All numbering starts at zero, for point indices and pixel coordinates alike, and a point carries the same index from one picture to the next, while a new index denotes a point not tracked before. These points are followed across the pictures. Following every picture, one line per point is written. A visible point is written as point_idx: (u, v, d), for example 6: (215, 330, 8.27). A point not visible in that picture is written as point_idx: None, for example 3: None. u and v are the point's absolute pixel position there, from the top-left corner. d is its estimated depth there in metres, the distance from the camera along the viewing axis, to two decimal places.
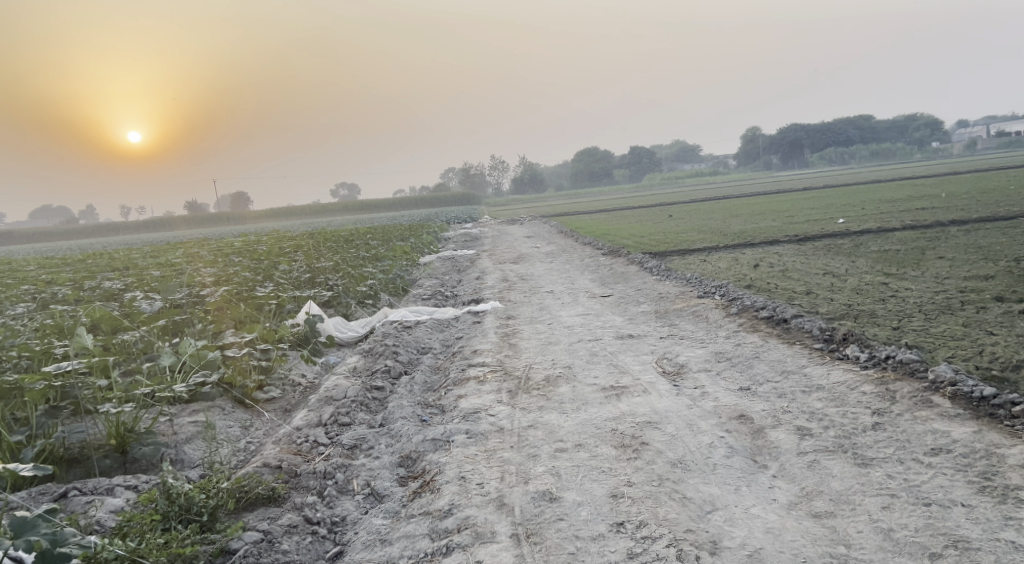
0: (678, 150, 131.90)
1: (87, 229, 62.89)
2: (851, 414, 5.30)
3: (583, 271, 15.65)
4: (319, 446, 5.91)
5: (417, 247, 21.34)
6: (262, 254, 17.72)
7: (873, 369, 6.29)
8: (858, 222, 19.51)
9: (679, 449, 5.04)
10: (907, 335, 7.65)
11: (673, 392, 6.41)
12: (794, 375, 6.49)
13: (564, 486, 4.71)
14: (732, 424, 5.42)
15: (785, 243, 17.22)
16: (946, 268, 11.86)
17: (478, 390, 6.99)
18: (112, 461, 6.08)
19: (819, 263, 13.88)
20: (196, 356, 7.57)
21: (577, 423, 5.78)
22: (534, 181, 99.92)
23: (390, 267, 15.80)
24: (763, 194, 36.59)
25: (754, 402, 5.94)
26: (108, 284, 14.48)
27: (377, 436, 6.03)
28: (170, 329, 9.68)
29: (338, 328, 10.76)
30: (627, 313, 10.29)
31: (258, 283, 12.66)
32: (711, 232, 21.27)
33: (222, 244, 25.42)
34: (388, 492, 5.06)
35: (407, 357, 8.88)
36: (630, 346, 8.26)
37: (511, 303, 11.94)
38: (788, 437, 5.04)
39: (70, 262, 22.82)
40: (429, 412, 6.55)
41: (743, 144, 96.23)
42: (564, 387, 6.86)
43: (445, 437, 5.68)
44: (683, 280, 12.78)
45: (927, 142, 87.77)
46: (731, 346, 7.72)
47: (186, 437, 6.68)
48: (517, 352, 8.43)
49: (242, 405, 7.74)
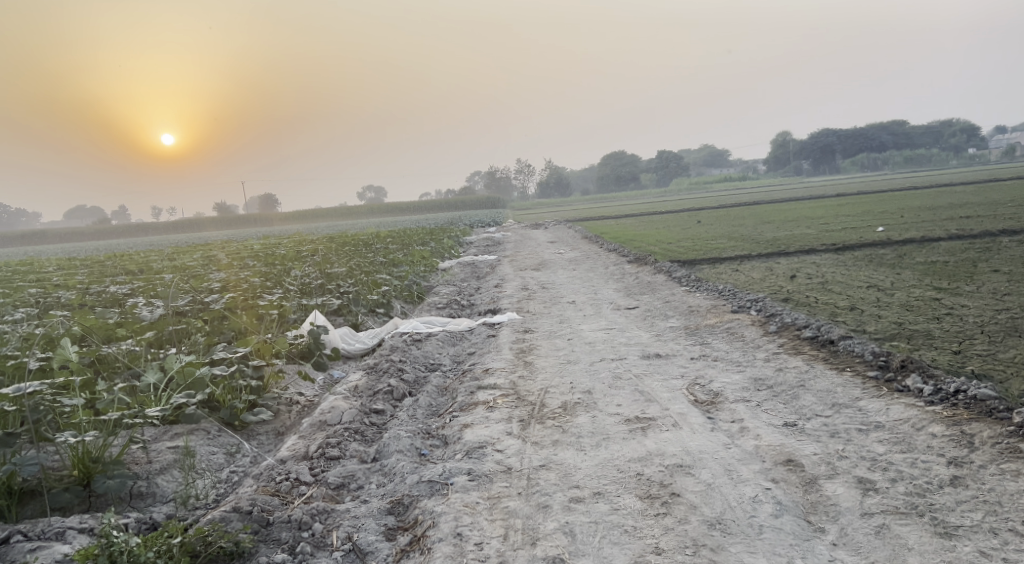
0: (706, 154, 130.49)
1: (116, 229, 63.20)
2: (921, 463, 4.49)
3: (608, 279, 14.84)
4: (300, 485, 5.16)
5: (437, 253, 20.64)
6: (277, 258, 17.06)
7: (941, 406, 5.45)
8: (900, 231, 18.55)
9: (716, 504, 4.26)
10: (972, 362, 6.80)
11: (707, 427, 5.60)
12: (847, 410, 5.66)
13: (578, 552, 3.99)
14: (778, 472, 4.60)
15: (821, 252, 16.31)
16: (1003, 283, 10.95)
17: (486, 418, 6.21)
18: (72, 495, 5.41)
19: (861, 275, 12.97)
20: (183, 373, 6.90)
21: (596, 464, 4.99)
22: (560, 185, 99.28)
23: (407, 273, 15.08)
24: (795, 199, 35.55)
25: (803, 443, 5.12)
26: (114, 288, 13.91)
27: (368, 474, 5.28)
28: (163, 340, 9.00)
29: (344, 339, 10.05)
30: (653, 329, 9.48)
31: (265, 290, 12.00)
32: (743, 239, 20.30)
33: (240, 246, 24.85)
34: (372, 549, 4.33)
35: (414, 375, 8.11)
36: (658, 367, 7.45)
37: (530, 315, 11.16)
38: (848, 492, 4.24)
39: (88, 263, 22.40)
40: (429, 445, 5.78)
41: (773, 150, 94.89)
42: (583, 416, 6.08)
43: (444, 479, 4.91)
44: (714, 291, 11.96)
45: (962, 149, 85.72)
46: (772, 372, 6.88)
47: (160, 467, 5.96)
48: (532, 372, 7.65)
49: (230, 428, 7.01)
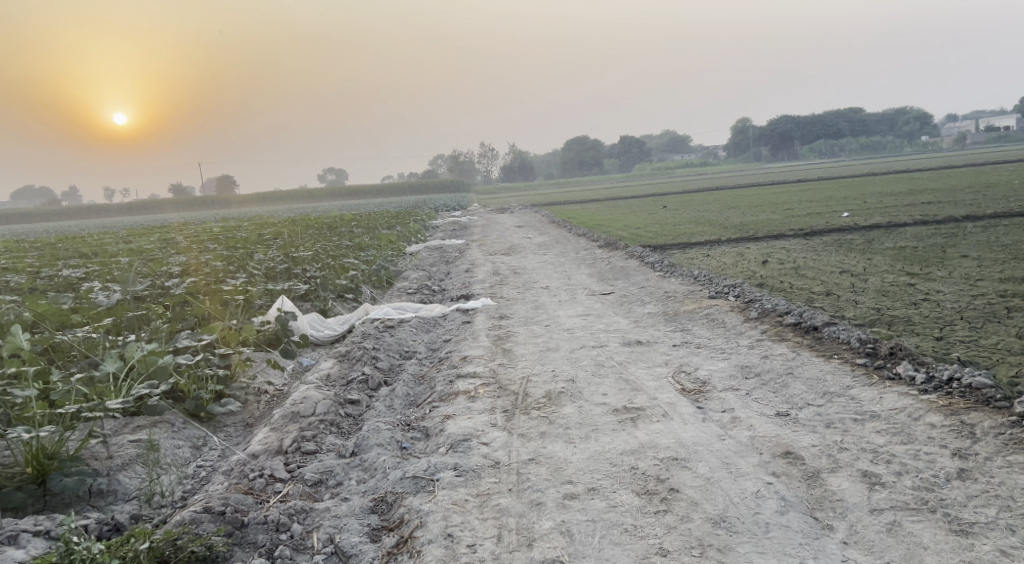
0: (668, 140, 131.04)
1: (68, 211, 61.47)
2: (924, 455, 4.38)
3: (580, 264, 14.65)
4: (275, 483, 4.88)
5: (403, 237, 20.25)
6: (238, 241, 16.55)
7: (935, 394, 5.35)
8: (865, 216, 18.65)
9: (718, 501, 4.12)
10: (957, 348, 6.73)
11: (698, 417, 5.43)
12: (839, 399, 5.53)
13: (578, 554, 3.82)
14: (778, 466, 4.44)
15: (790, 237, 16.30)
16: (974, 268, 10.97)
17: (468, 409, 5.97)
18: (25, 495, 5.08)
19: (833, 260, 12.95)
20: (145, 362, 6.53)
21: (587, 458, 4.79)
22: (523, 169, 99.01)
23: (375, 257, 14.71)
24: (759, 184, 35.72)
25: (799, 434, 4.97)
26: (68, 272, 13.33)
27: (347, 470, 5.01)
28: (122, 326, 8.56)
29: (313, 326, 9.73)
30: (631, 315, 9.31)
31: (229, 275, 11.58)
32: (711, 224, 20.27)
33: (199, 229, 24.15)
34: (356, 552, 4.09)
35: (388, 363, 7.83)
36: (640, 355, 7.27)
37: (504, 301, 10.93)
38: (854, 487, 4.13)
39: (38, 245, 21.56)
40: (411, 438, 5.54)
41: (733, 135, 95.50)
42: (569, 407, 5.87)
43: (429, 475, 4.67)
44: (689, 276, 11.83)
45: (917, 136, 87.19)
46: (758, 360, 6.73)
47: (122, 462, 5.63)
48: (512, 360, 7.42)
49: (196, 420, 6.69)
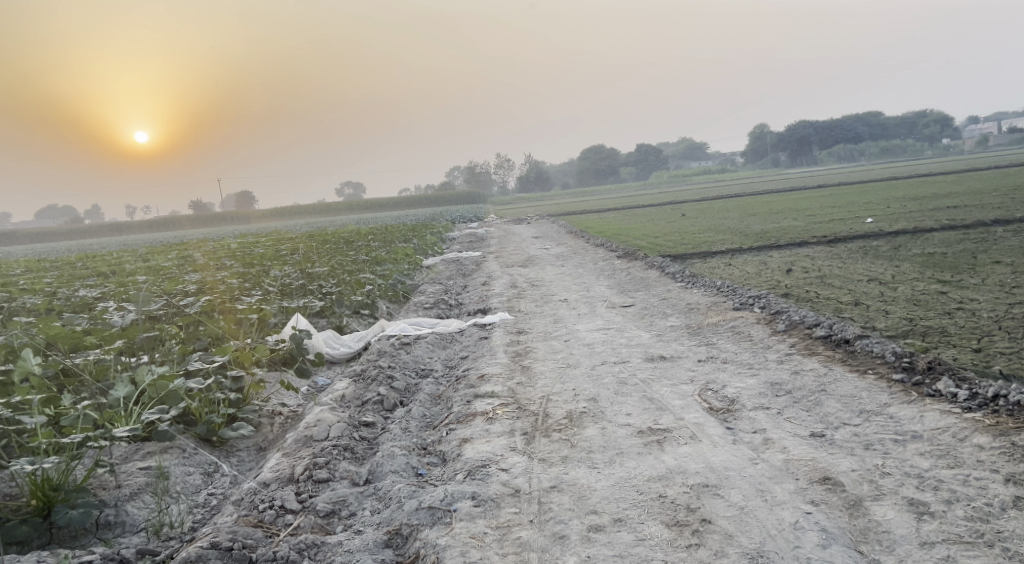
0: (685, 148, 130.52)
1: (89, 229, 61.87)
2: (974, 481, 4.14)
3: (599, 276, 14.37)
4: (286, 514, 4.68)
5: (420, 250, 20.03)
6: (255, 258, 16.39)
7: (980, 413, 5.06)
8: (889, 222, 18.23)
9: (754, 534, 3.91)
10: (997, 361, 6.42)
11: (728, 439, 5.15)
12: (877, 418, 5.24)
13: None
14: (816, 493, 4.19)
15: (812, 245, 15.96)
16: (1008, 274, 10.61)
17: (485, 431, 5.73)
18: (30, 529, 4.90)
19: (860, 268, 12.60)
20: (156, 386, 6.32)
21: (612, 485, 4.51)
22: (540, 179, 98.77)
23: (391, 271, 14.50)
24: (779, 190, 35.24)
25: (837, 457, 4.70)
26: (84, 293, 13.20)
27: (360, 499, 4.80)
28: (135, 348, 8.37)
29: (328, 343, 9.53)
30: (653, 328, 9.04)
31: (244, 292, 11.39)
32: (731, 232, 19.93)
33: (217, 245, 24.05)
34: None
35: (404, 383, 7.58)
36: (664, 371, 7.01)
37: (523, 315, 10.68)
38: (899, 517, 3.92)
39: (56, 265, 21.49)
40: (427, 464, 5.31)
41: (751, 142, 94.83)
42: (591, 428, 5.63)
43: (445, 505, 4.43)
44: (711, 287, 11.54)
45: (938, 138, 86.16)
46: (787, 376, 6.44)
47: (130, 492, 5.43)
48: (531, 378, 7.17)
49: (208, 445, 6.48)
